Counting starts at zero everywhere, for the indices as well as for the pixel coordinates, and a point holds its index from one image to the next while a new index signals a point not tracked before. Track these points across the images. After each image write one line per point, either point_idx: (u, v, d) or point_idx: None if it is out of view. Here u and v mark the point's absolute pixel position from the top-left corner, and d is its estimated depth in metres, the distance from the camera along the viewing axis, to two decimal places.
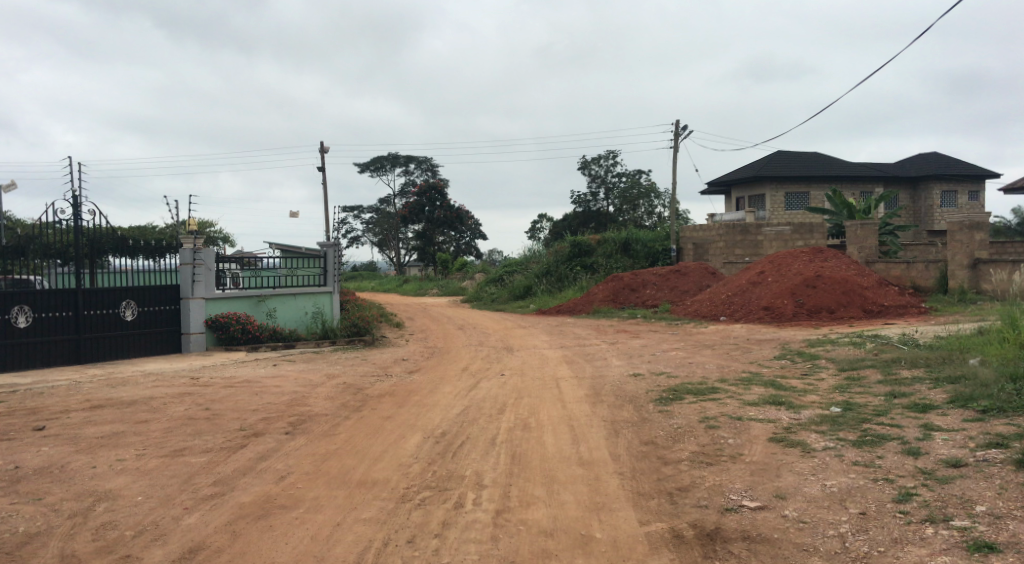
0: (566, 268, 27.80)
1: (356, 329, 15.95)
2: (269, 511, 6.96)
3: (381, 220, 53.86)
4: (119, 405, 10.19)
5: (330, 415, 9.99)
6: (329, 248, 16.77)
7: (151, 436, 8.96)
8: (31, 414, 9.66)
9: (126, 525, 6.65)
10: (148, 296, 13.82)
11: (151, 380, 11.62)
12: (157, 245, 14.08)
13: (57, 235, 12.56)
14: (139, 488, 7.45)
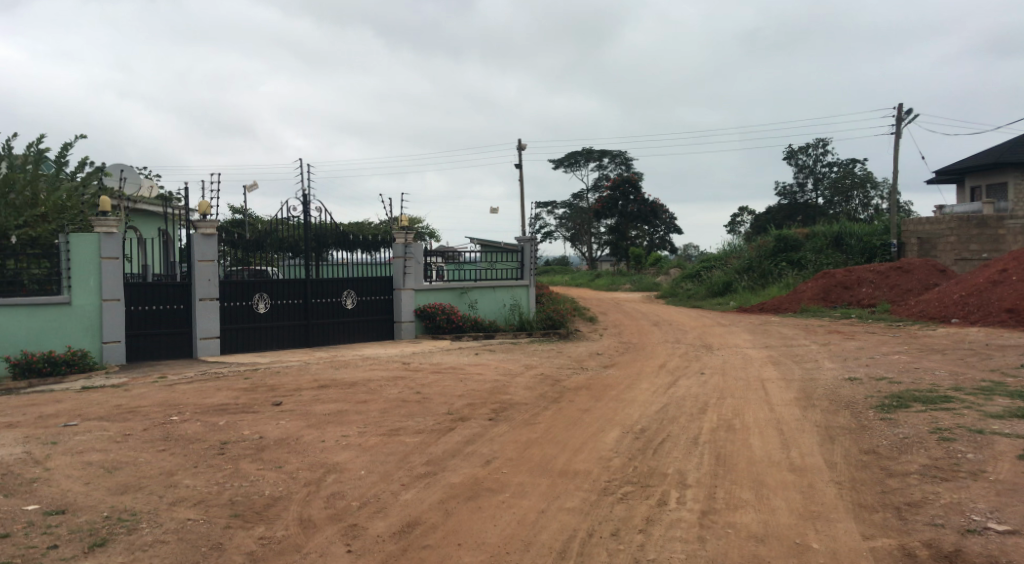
0: (770, 264, 26.53)
1: (551, 321, 16.33)
2: (478, 493, 7.29)
3: (574, 215, 54.11)
4: (342, 386, 11.12)
5: (530, 404, 10.26)
6: (526, 242, 17.19)
7: (370, 416, 9.70)
8: (269, 390, 10.82)
9: (353, 496, 7.26)
10: (365, 287, 14.95)
11: (368, 364, 12.59)
12: (373, 239, 15.13)
13: (289, 231, 13.90)
14: (362, 463, 8.10)
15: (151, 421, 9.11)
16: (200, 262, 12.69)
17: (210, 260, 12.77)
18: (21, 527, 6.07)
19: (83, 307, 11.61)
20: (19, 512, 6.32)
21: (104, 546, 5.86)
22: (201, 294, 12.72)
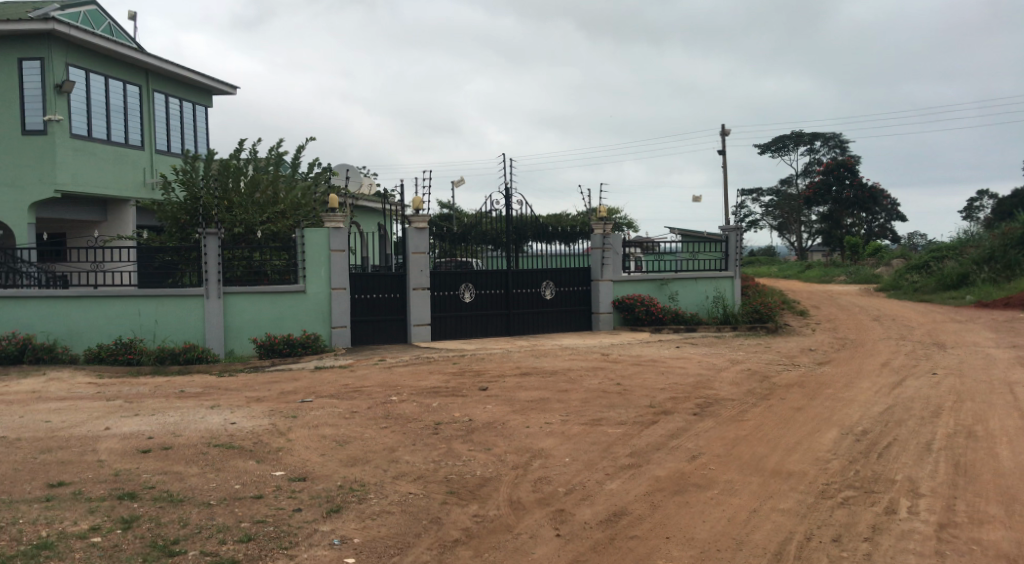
0: (1018, 253, 23.49)
1: (758, 315, 15.61)
2: (685, 488, 7.14)
3: (782, 203, 51.43)
4: (544, 374, 11.39)
5: (737, 400, 9.89)
6: (731, 232, 16.52)
7: (572, 405, 9.84)
8: (476, 375, 11.32)
9: (559, 482, 7.38)
10: (564, 278, 15.17)
11: (569, 354, 12.76)
12: (572, 231, 15.23)
13: (491, 224, 14.37)
14: (566, 450, 8.23)
15: (373, 401, 9.86)
16: (414, 254, 13.52)
17: (422, 252, 13.56)
18: (271, 489, 6.69)
19: (315, 295, 12.79)
20: (268, 476, 6.99)
21: (339, 513, 6.31)
22: (414, 284, 13.56)
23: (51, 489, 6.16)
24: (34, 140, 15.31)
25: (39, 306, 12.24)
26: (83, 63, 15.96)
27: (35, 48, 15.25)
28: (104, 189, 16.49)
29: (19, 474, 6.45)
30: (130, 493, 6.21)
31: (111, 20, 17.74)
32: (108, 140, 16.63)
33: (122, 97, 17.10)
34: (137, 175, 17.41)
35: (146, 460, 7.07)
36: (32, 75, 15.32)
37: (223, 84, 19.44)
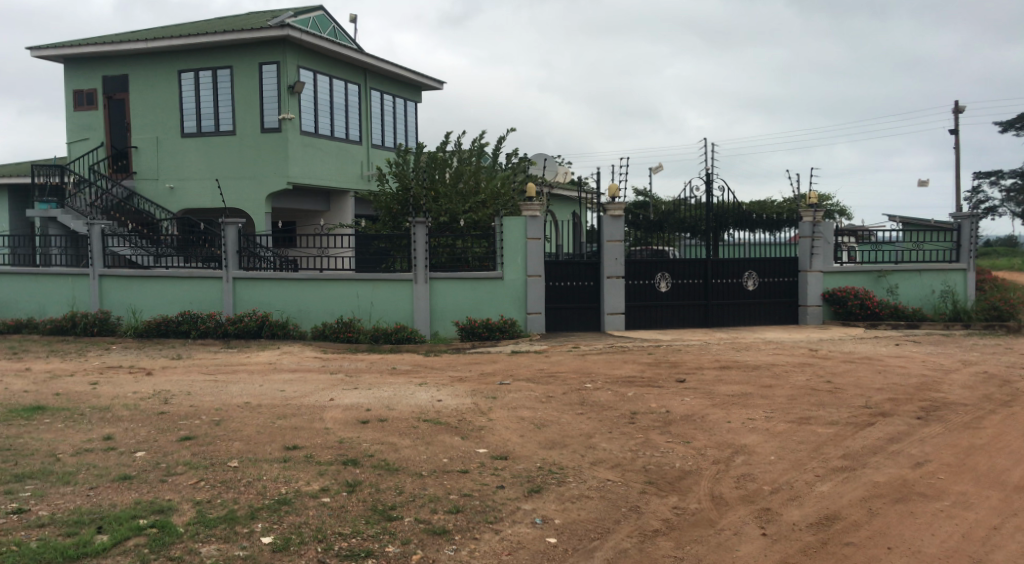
0: None
1: (996, 313, 14.06)
2: (909, 497, 6.53)
3: None
4: (745, 368, 10.92)
5: (971, 406, 8.89)
6: (964, 219, 14.88)
7: (777, 401, 9.34)
8: (673, 366, 11.09)
9: (764, 480, 7.00)
10: (767, 268, 14.42)
11: (773, 348, 12.15)
12: (777, 219, 14.40)
13: (690, 211, 14.01)
14: (771, 448, 7.82)
15: (569, 386, 9.96)
16: (609, 242, 13.50)
17: (617, 241, 13.50)
18: (475, 465, 6.93)
19: (513, 282, 13.12)
20: (473, 453, 7.25)
21: (540, 493, 6.37)
22: (609, 273, 13.54)
23: (287, 451, 6.82)
24: (271, 137, 17.03)
25: (274, 286, 13.65)
26: (312, 65, 17.46)
27: (272, 53, 16.88)
28: (328, 181, 18.02)
29: (260, 436, 7.22)
30: (353, 459, 6.72)
31: (335, 25, 19.27)
32: (331, 136, 18.15)
33: (344, 96, 18.56)
34: (355, 167, 18.88)
35: (365, 430, 7.63)
36: (270, 78, 16.99)
37: (431, 81, 20.52)
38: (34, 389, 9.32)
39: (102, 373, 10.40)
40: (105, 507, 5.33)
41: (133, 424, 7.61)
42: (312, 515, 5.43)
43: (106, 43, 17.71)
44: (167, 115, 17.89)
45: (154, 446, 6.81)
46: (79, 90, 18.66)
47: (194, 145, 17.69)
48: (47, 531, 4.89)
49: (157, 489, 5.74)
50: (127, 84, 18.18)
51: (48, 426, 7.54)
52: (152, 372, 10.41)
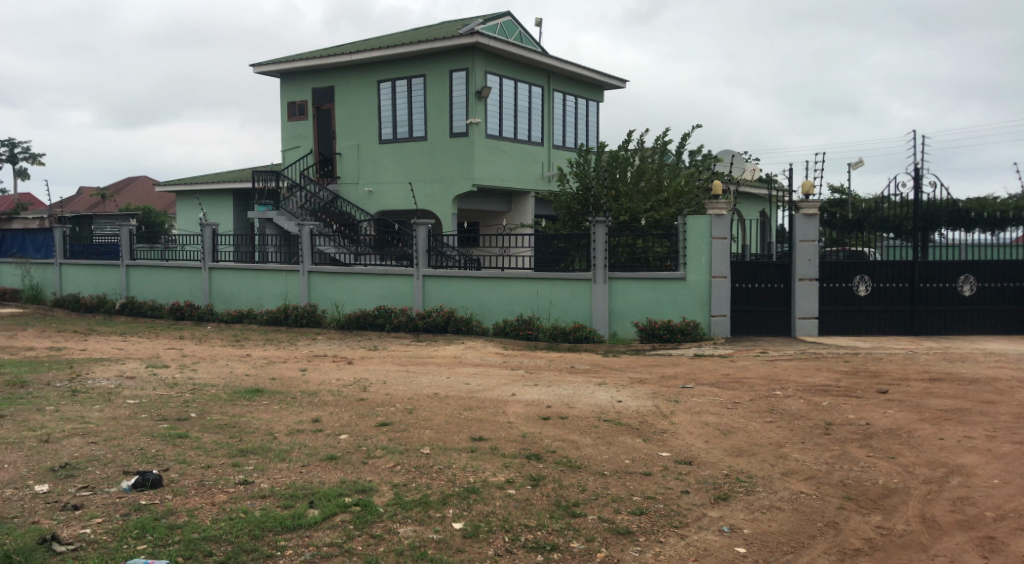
0: None
1: None
2: None
3: None
4: (960, 381, 9.88)
5: None
6: None
7: (1001, 420, 8.37)
8: (874, 376, 10.27)
9: (986, 505, 6.28)
10: (989, 271, 12.92)
11: (993, 360, 10.92)
12: (999, 216, 12.95)
13: (893, 209, 13.02)
14: (995, 471, 7.00)
15: (756, 393, 9.53)
16: (802, 242, 12.80)
17: (810, 240, 12.79)
18: (659, 468, 6.75)
19: (696, 282, 12.73)
20: (655, 455, 7.09)
21: (728, 500, 6.11)
22: (801, 274, 12.84)
23: (474, 442, 7.07)
24: (459, 141, 17.76)
25: (460, 284, 14.24)
26: (498, 70, 17.99)
27: (462, 60, 17.57)
28: (511, 182, 18.52)
29: (449, 426, 7.54)
30: (536, 454, 6.81)
31: (521, 29, 19.75)
32: (515, 138, 18.65)
33: (528, 99, 18.98)
34: (537, 168, 19.29)
35: (547, 427, 7.73)
36: (459, 84, 17.70)
37: (614, 80, 20.48)
38: (253, 373, 10.37)
39: (309, 361, 11.36)
40: (315, 483, 5.79)
41: (337, 408, 8.24)
42: (500, 505, 5.57)
43: (316, 58, 19.32)
44: (367, 123, 19.23)
45: (355, 431, 7.32)
46: (292, 103, 20.51)
47: (390, 151, 18.87)
48: (269, 502, 5.39)
49: (359, 470, 6.16)
50: (333, 95, 19.73)
51: (266, 406, 8.36)
52: (352, 362, 11.23)
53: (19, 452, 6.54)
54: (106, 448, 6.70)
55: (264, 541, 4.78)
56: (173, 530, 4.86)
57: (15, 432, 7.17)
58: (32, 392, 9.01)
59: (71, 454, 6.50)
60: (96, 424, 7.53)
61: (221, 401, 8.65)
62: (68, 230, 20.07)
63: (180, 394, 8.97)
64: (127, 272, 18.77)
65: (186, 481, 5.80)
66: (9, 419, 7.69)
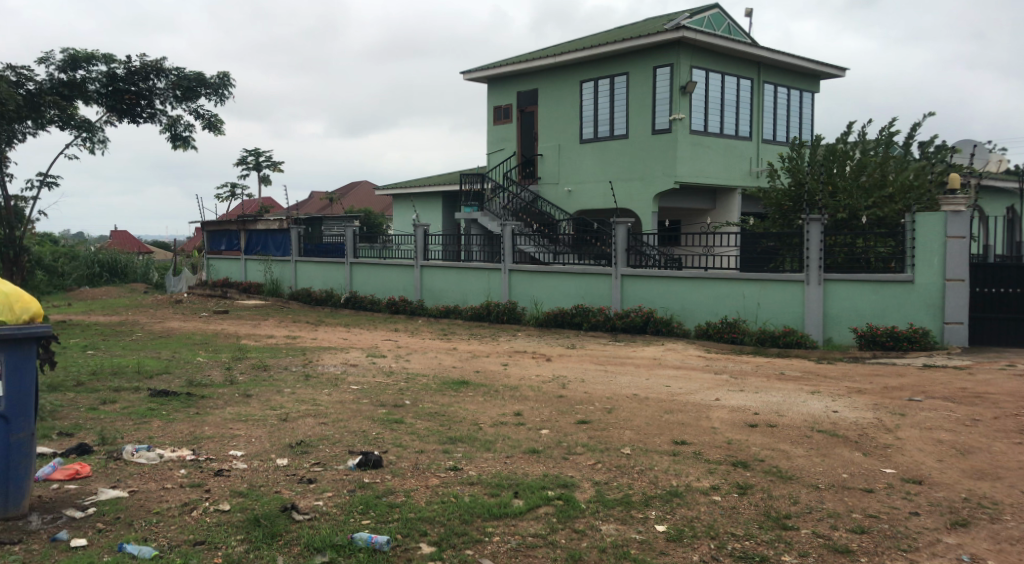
0: None
1: None
2: None
3: None
4: None
5: None
6: None
7: None
8: None
9: None
10: None
11: None
12: None
13: None
14: None
15: (1001, 411, 8.45)
16: None
17: None
18: (882, 485, 6.19)
19: (926, 286, 11.49)
20: (878, 471, 6.51)
21: (966, 527, 5.46)
22: None
23: (676, 445, 6.91)
24: (662, 138, 17.47)
25: (660, 283, 14.02)
26: (704, 64, 17.47)
27: (666, 56, 17.26)
28: (716, 179, 17.94)
29: (650, 428, 7.43)
30: (743, 461, 6.53)
31: (729, 21, 19.04)
32: (721, 133, 18.03)
33: (735, 92, 18.26)
34: (743, 164, 18.53)
35: (754, 434, 7.39)
36: (663, 81, 17.41)
37: (833, 68, 19.13)
38: (460, 365, 10.91)
39: (511, 356, 11.73)
40: (520, 475, 5.97)
41: (538, 404, 8.43)
42: (704, 511, 5.40)
43: (521, 63, 19.92)
44: (569, 123, 19.51)
45: (556, 426, 7.45)
46: (498, 106, 21.33)
47: (591, 150, 19.00)
48: (476, 489, 5.63)
49: (561, 465, 6.26)
50: (537, 98, 20.23)
51: (472, 398, 8.76)
52: (551, 358, 11.45)
53: (262, 428, 7.36)
54: (334, 428, 7.36)
55: (472, 526, 5.01)
56: (392, 508, 5.23)
57: (259, 410, 8.08)
58: (272, 375, 10.12)
59: (305, 433, 7.21)
60: (325, 407, 8.29)
61: (432, 390, 9.18)
62: (302, 230, 22.32)
63: (395, 383, 9.64)
64: (350, 269, 20.49)
65: (403, 464, 6.21)
66: (255, 398, 8.69)
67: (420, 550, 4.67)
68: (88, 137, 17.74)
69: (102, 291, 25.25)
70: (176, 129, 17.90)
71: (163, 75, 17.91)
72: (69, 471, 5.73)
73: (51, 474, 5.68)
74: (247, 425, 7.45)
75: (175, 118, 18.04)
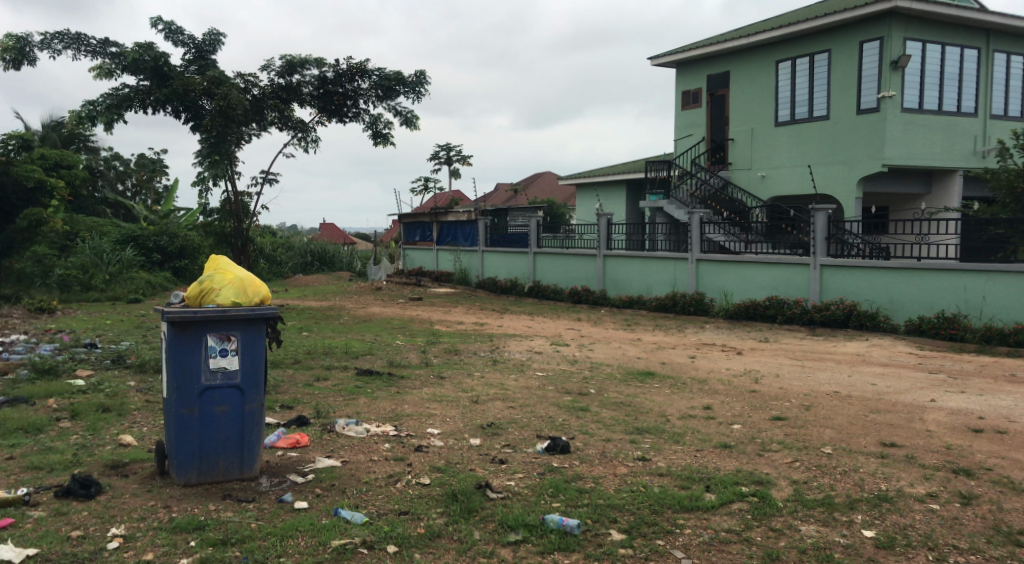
0: None
1: None
2: None
3: None
4: None
5: None
6: None
7: None
8: None
9: None
10: None
11: None
12: None
13: None
14: None
15: None
16: None
17: None
18: None
19: None
20: None
21: None
22: None
23: (885, 448, 6.41)
24: (869, 118, 16.21)
25: (864, 274, 13.05)
26: (920, 35, 15.95)
27: (876, 29, 15.96)
28: (933, 161, 16.34)
29: (854, 428, 6.95)
30: (966, 469, 5.91)
31: None
32: (939, 110, 16.39)
33: (958, 64, 16.52)
34: (966, 144, 16.72)
35: (978, 441, 6.67)
36: (871, 56, 16.13)
37: None
38: (645, 356, 10.81)
39: (698, 348, 11.44)
40: (711, 469, 5.82)
41: (728, 398, 8.16)
42: (920, 520, 4.97)
43: (712, 45, 19.30)
44: (763, 105, 18.63)
45: (749, 422, 7.16)
46: (687, 91, 20.82)
47: (787, 133, 18.03)
48: (666, 481, 5.57)
49: (755, 461, 6.02)
50: (729, 81, 19.49)
51: (658, 389, 8.65)
52: (741, 352, 11.03)
53: (456, 409, 7.72)
54: (523, 413, 7.56)
55: (663, 516, 4.96)
56: (581, 494, 5.30)
57: (453, 391, 8.50)
58: (463, 359, 10.59)
59: (495, 415, 7.47)
60: (513, 391, 8.55)
61: (617, 380, 9.17)
62: (489, 221, 23.11)
63: (581, 371, 9.73)
64: (534, 258, 20.92)
65: (590, 451, 6.26)
66: (447, 380, 9.13)
67: (610, 536, 4.70)
68: (302, 137, 19.47)
69: (312, 278, 27.67)
70: (377, 126, 19.15)
71: (366, 76, 19.17)
72: (291, 440, 6.34)
73: (276, 442, 6.32)
74: (442, 405, 7.86)
75: (376, 116, 19.31)
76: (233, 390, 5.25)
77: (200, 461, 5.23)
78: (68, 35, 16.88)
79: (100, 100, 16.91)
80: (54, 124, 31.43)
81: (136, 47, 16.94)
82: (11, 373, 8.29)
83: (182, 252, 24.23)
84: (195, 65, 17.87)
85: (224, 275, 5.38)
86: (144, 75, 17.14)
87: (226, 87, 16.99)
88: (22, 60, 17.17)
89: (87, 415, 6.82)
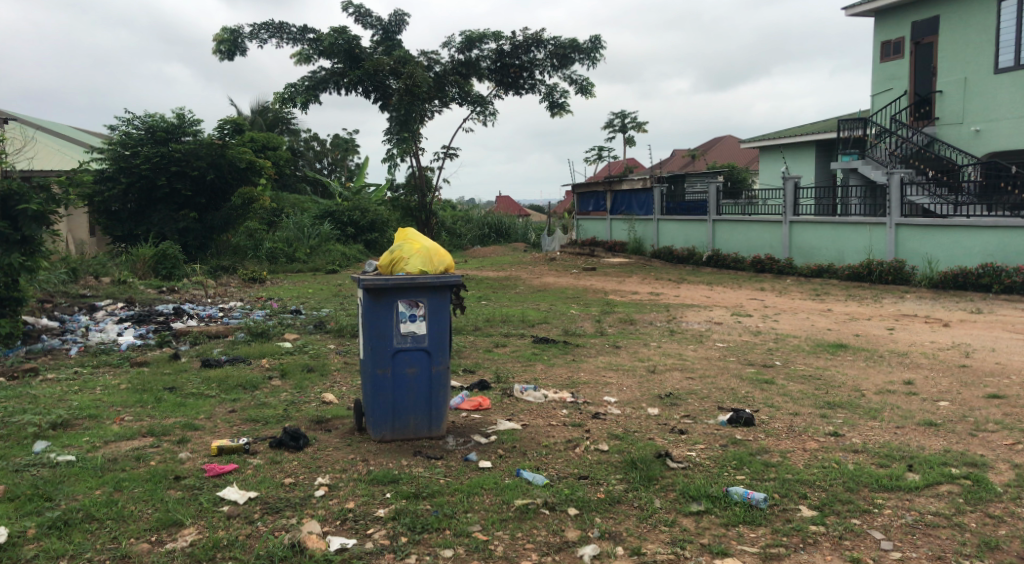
0: None
1: None
2: None
3: None
4: None
5: None
6: None
7: None
8: None
9: None
10: None
11: None
12: None
13: None
14: None
15: None
16: None
17: None
18: None
19: None
20: None
21: None
22: None
23: None
24: None
25: None
26: None
27: None
28: None
29: None
30: None
31: None
32: None
33: None
34: None
35: None
36: None
37: None
38: (835, 328, 10.15)
39: (897, 320, 10.58)
40: (914, 447, 5.38)
41: (934, 373, 7.48)
42: None
43: None
44: (980, 51, 16.67)
45: (959, 399, 6.53)
46: (887, 42, 19.12)
47: (1009, 81, 16.03)
48: (862, 458, 5.21)
49: (967, 441, 5.49)
50: (939, 26, 17.61)
51: (852, 362, 8.10)
52: (949, 324, 10.04)
53: (632, 377, 7.68)
54: (703, 384, 7.37)
55: (859, 495, 4.66)
56: (767, 467, 5.09)
57: (630, 361, 8.46)
58: (638, 329, 10.48)
59: (673, 385, 7.34)
60: (692, 362, 8.36)
61: (804, 352, 8.69)
62: (665, 189, 22.60)
63: (764, 343, 9.29)
64: (712, 226, 20.22)
65: (776, 425, 5.99)
66: (623, 349, 9.10)
67: (800, 512, 4.48)
68: (481, 111, 20.00)
69: (489, 250, 28.53)
70: (554, 97, 19.26)
71: (542, 46, 19.29)
72: (474, 403, 6.60)
73: (461, 404, 6.60)
74: (619, 374, 7.85)
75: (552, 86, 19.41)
76: (421, 352, 5.53)
77: (394, 420, 5.58)
78: (273, 25, 18.38)
79: (301, 84, 18.31)
80: (261, 109, 34.43)
81: (331, 32, 18.07)
82: (231, 335, 9.27)
83: (372, 226, 25.83)
84: (383, 46, 18.86)
85: (412, 245, 5.64)
86: (338, 58, 18.32)
87: (411, 66, 17.89)
88: (235, 50, 18.93)
89: (294, 374, 7.51)
